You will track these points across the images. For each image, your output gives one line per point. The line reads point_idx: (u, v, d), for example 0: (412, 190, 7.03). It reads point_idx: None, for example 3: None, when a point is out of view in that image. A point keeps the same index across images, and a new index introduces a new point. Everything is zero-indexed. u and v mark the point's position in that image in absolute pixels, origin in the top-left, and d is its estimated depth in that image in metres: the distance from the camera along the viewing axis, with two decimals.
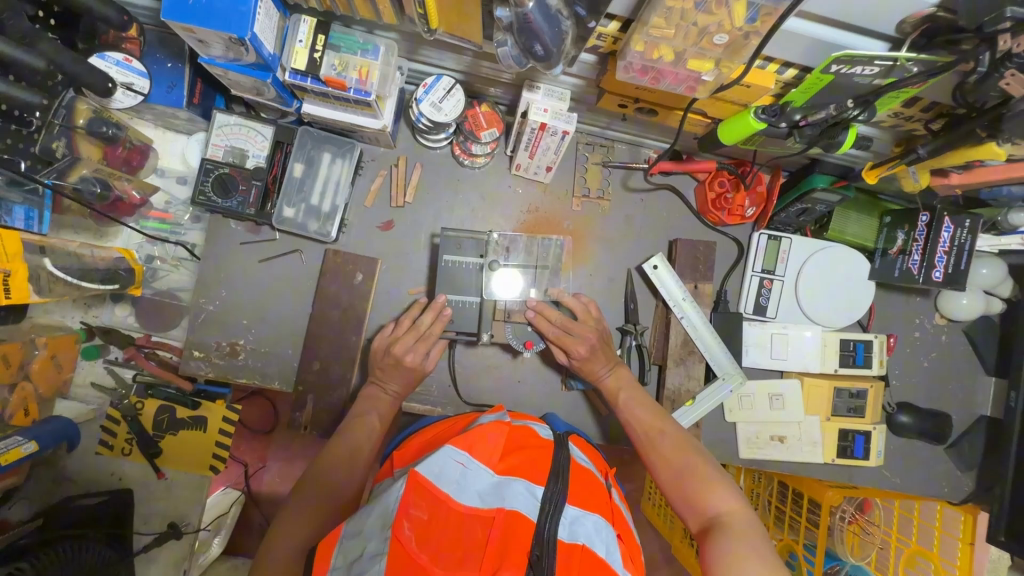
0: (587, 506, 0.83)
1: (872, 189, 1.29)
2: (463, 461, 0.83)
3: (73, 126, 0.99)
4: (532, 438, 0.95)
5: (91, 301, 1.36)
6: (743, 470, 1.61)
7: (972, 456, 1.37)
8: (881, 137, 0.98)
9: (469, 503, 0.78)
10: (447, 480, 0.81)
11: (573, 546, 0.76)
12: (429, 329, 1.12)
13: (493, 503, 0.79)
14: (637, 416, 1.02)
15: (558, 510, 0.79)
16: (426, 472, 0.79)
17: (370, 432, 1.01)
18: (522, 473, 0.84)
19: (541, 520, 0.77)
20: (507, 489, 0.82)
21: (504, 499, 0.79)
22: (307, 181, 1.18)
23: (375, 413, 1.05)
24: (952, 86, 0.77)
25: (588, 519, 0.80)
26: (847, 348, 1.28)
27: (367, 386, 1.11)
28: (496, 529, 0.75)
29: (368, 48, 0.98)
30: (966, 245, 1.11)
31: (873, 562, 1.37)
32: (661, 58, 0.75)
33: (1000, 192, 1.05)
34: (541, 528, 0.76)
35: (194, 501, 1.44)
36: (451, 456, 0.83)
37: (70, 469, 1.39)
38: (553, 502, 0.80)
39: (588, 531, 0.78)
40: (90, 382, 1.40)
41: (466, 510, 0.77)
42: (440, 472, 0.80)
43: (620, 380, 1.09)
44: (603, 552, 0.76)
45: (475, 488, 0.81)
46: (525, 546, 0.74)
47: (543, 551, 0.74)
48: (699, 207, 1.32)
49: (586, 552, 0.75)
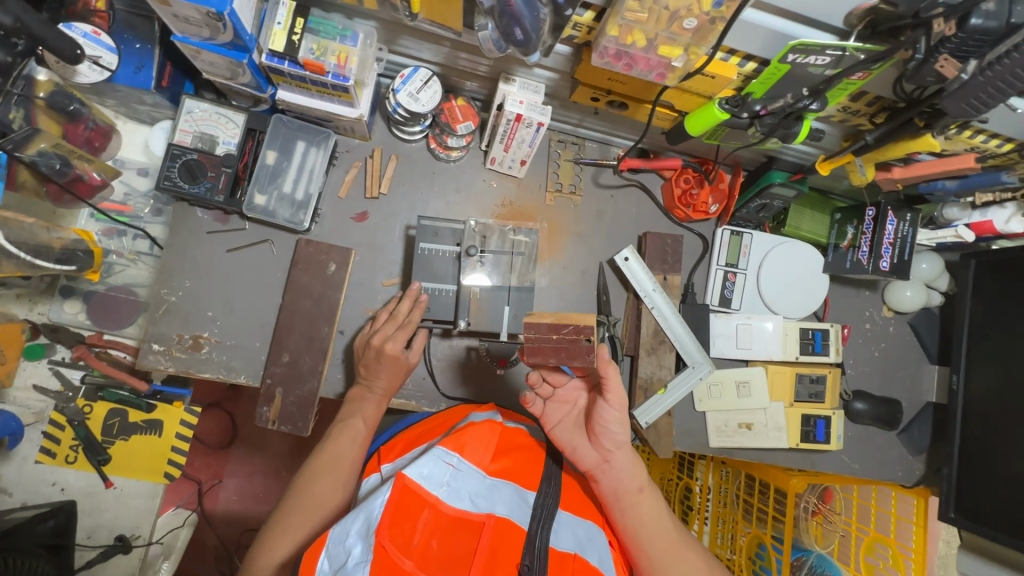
0: (580, 513, 0.86)
1: (824, 189, 1.39)
2: (453, 462, 0.78)
3: (33, 97, 0.98)
4: (521, 438, 0.94)
5: (38, 296, 1.28)
6: (711, 467, 1.65)
7: (921, 439, 1.45)
8: (832, 132, 1.07)
9: (459, 506, 0.74)
10: (437, 482, 0.75)
11: (565, 555, 0.76)
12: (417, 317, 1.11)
13: (484, 508, 0.75)
14: (646, 513, 0.92)
15: (550, 517, 0.79)
16: (415, 474, 0.73)
17: (354, 437, 0.99)
18: (513, 477, 0.83)
19: (533, 528, 0.77)
20: (498, 494, 0.79)
21: (494, 505, 0.76)
22: (280, 169, 1.16)
23: (359, 418, 1.03)
24: (893, 78, 0.85)
25: (581, 526, 0.84)
26: (807, 336, 1.35)
27: (355, 387, 1.10)
28: (486, 538, 0.71)
29: (347, 34, 0.98)
30: (909, 236, 1.23)
31: (835, 551, 1.46)
32: (635, 42, 0.80)
33: (936, 186, 1.14)
34: (533, 537, 0.76)
35: (146, 511, 1.35)
36: (442, 458, 0.77)
37: (5, 478, 1.28)
38: (544, 508, 0.80)
39: (581, 538, 0.81)
40: (32, 385, 1.30)
41: (455, 514, 0.73)
42: (430, 474, 0.74)
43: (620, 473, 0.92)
44: (596, 560, 0.78)
45: (466, 491, 0.76)
46: (515, 556, 0.73)
47: (534, 560, 0.73)
48: (667, 204, 1.38)
49: (578, 560, 0.76)
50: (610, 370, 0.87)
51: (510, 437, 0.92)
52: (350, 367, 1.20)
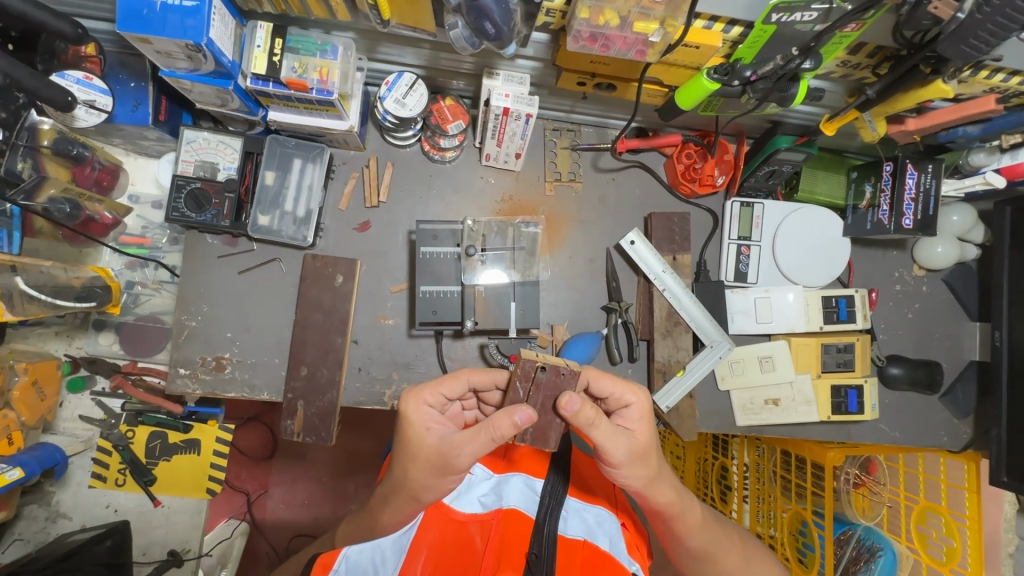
0: (590, 498, 0.86)
1: (837, 148, 1.32)
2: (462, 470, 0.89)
3: (38, 147, 1.03)
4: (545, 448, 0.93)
5: (75, 331, 1.35)
6: (745, 444, 1.58)
7: (967, 401, 1.36)
8: (834, 89, 1.01)
9: (470, 509, 0.83)
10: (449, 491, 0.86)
11: (573, 541, 0.77)
12: (498, 420, 0.72)
13: (493, 507, 0.82)
14: (687, 523, 0.89)
15: (558, 504, 0.79)
16: None
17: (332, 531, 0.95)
18: (521, 467, 0.88)
19: (540, 517, 0.77)
20: (506, 487, 0.85)
21: (503, 500, 0.83)
22: (280, 188, 1.19)
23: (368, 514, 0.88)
24: (890, 26, 0.80)
25: (589, 511, 0.84)
26: (830, 304, 1.29)
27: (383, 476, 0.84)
28: (495, 531, 0.78)
29: (327, 48, 0.99)
30: (932, 189, 1.13)
31: (884, 522, 1.42)
32: (607, 22, 0.79)
33: (956, 133, 1.06)
34: (541, 525, 0.76)
35: (193, 526, 1.42)
36: None
37: (63, 503, 1.38)
38: (553, 496, 0.80)
39: (589, 524, 0.82)
40: (78, 416, 1.38)
41: (466, 517, 0.82)
42: None
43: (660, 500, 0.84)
44: (607, 546, 0.78)
45: (476, 494, 0.86)
46: (524, 545, 0.74)
47: (542, 548, 0.74)
48: (671, 181, 1.34)
49: (587, 546, 0.77)
50: (591, 375, 0.83)
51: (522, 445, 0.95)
52: (366, 375, 1.23)
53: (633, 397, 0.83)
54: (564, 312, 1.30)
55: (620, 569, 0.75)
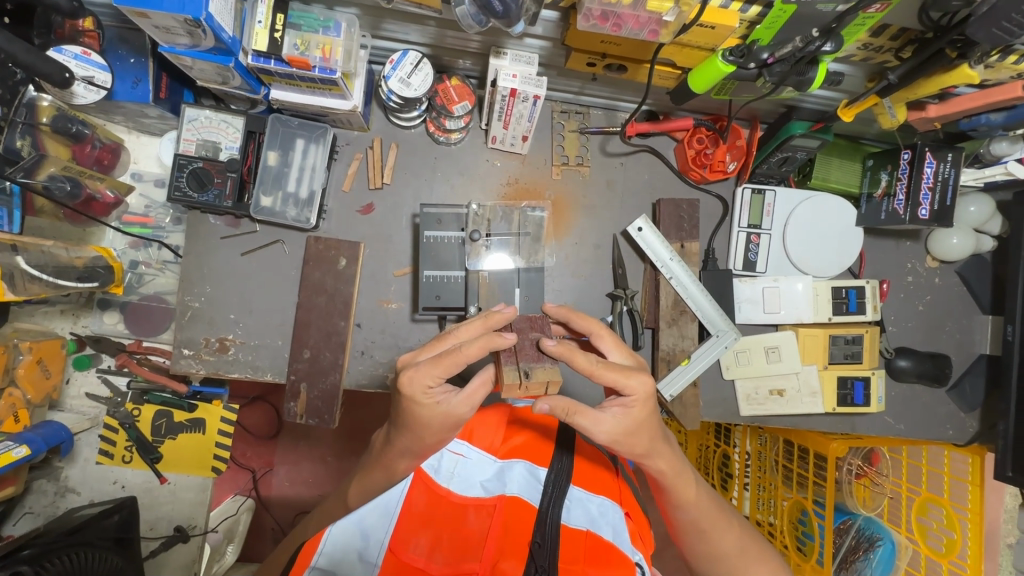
0: (593, 488, 0.84)
1: (854, 135, 1.28)
2: (461, 452, 0.87)
3: (36, 124, 1.05)
4: (545, 433, 0.92)
5: (80, 310, 1.35)
6: (748, 432, 1.58)
7: (974, 396, 1.35)
8: (854, 73, 0.97)
9: (471, 493, 0.82)
10: (448, 473, 0.84)
11: (577, 532, 0.78)
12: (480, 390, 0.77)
13: (495, 492, 0.82)
14: (692, 494, 0.89)
15: (562, 493, 0.80)
16: (427, 466, 0.84)
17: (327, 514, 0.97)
18: (524, 456, 0.88)
19: (544, 506, 0.78)
20: (508, 473, 0.85)
21: (505, 486, 0.83)
22: (283, 169, 1.17)
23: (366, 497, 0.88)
24: (916, 6, 0.76)
25: (592, 502, 0.82)
26: (840, 295, 1.27)
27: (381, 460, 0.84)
28: (499, 518, 0.78)
29: (330, 25, 0.97)
30: (950, 178, 1.11)
31: (885, 513, 1.41)
32: (619, 1, 0.76)
33: (979, 121, 1.02)
34: (544, 512, 0.78)
35: (199, 503, 1.44)
36: (450, 449, 0.87)
37: (71, 478, 1.40)
38: (557, 484, 0.81)
39: (592, 514, 0.81)
40: (84, 393, 1.39)
41: (466, 499, 0.81)
42: (439, 467, 0.84)
43: (659, 465, 0.84)
44: (609, 536, 0.77)
45: (477, 479, 0.84)
46: (526, 535, 0.76)
47: (545, 537, 0.75)
48: (681, 167, 1.31)
49: (590, 536, 0.77)
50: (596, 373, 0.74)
51: (523, 425, 0.95)
52: (370, 358, 1.23)
53: (636, 388, 0.76)
54: (569, 298, 1.28)
55: (625, 559, 0.74)
